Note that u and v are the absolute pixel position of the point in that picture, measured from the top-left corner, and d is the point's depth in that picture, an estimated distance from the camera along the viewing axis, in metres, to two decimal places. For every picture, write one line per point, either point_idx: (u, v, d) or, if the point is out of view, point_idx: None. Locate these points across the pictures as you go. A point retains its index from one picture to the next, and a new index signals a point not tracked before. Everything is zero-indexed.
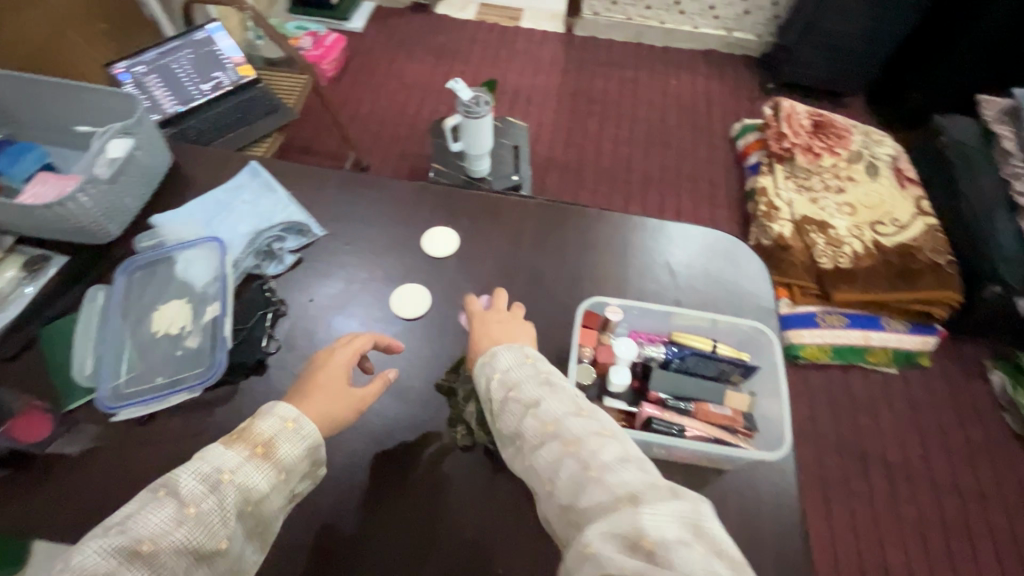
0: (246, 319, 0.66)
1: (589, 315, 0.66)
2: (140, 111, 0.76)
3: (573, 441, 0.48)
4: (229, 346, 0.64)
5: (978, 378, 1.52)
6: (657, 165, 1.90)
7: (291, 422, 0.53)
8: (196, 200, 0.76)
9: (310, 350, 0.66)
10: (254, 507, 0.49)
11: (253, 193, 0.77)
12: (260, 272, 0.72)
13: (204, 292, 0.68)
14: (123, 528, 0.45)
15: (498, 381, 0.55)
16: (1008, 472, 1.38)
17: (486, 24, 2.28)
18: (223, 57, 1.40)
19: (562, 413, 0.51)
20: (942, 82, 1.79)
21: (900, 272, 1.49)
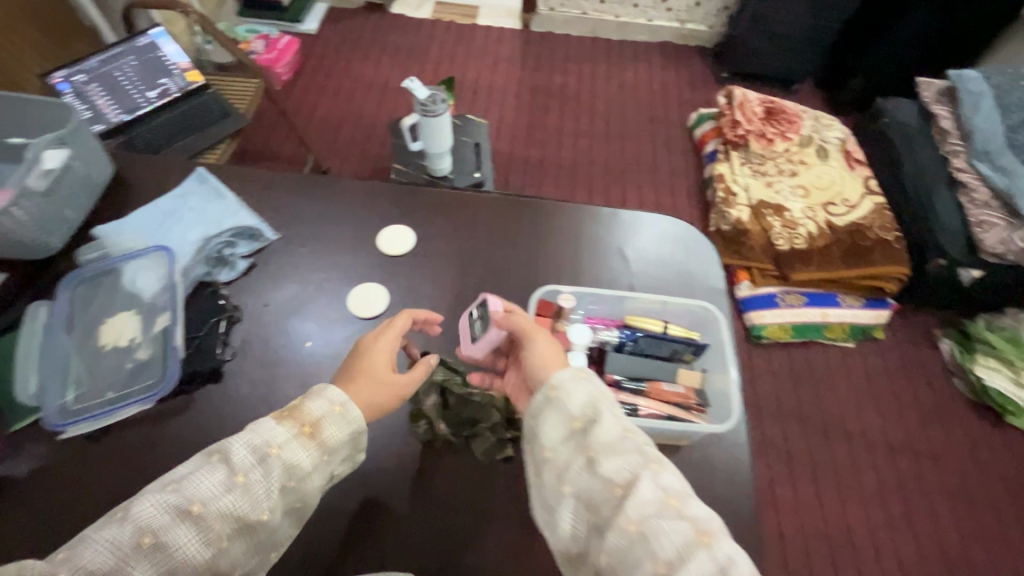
0: (199, 328, 0.66)
1: (543, 304, 0.67)
2: (76, 119, 0.74)
3: (702, 525, 0.46)
4: (180, 356, 0.63)
5: (928, 346, 1.59)
6: (617, 157, 1.93)
7: (339, 405, 0.56)
8: (142, 209, 0.74)
9: (267, 355, 0.66)
10: (296, 484, 0.53)
11: (201, 199, 0.75)
12: (211, 279, 0.70)
13: (152, 303, 0.67)
14: (178, 487, 0.49)
15: (609, 415, 0.53)
16: (958, 434, 1.46)
17: (442, 22, 2.27)
18: (169, 63, 1.36)
19: (681, 491, 0.49)
20: (882, 65, 1.87)
21: (853, 249, 1.55)
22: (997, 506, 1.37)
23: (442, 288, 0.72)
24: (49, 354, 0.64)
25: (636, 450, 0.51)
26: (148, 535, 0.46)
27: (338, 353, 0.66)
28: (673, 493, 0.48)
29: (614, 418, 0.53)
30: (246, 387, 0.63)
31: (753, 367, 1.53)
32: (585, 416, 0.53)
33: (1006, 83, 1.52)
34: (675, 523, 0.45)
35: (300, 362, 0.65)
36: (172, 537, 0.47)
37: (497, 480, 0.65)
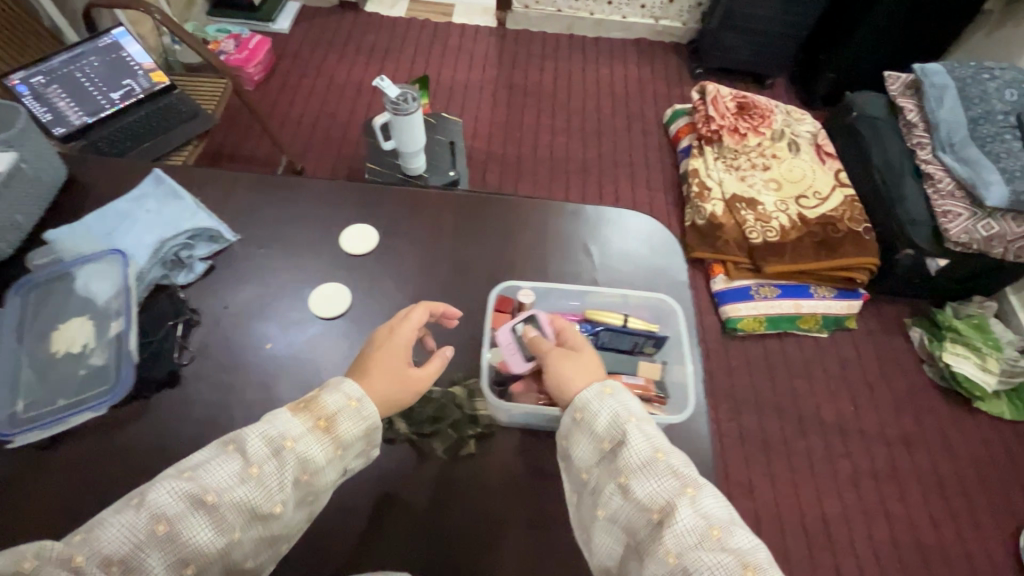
0: (156, 332, 0.65)
1: (501, 300, 0.70)
2: (24, 119, 0.73)
3: (744, 555, 0.46)
4: (134, 361, 0.62)
5: (900, 335, 1.61)
6: (594, 153, 1.93)
7: (355, 400, 0.56)
8: (95, 212, 0.72)
9: (226, 358, 0.65)
10: (308, 477, 0.54)
11: (156, 201, 0.73)
12: (169, 282, 0.69)
13: (106, 308, 0.65)
14: (194, 475, 0.50)
15: (641, 435, 0.53)
16: (929, 419, 1.48)
17: (417, 20, 2.26)
18: (131, 63, 1.33)
19: (722, 515, 0.49)
20: (852, 59, 1.89)
21: (823, 241, 1.57)
22: (968, 490, 1.39)
23: (406, 287, 0.71)
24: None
25: (670, 473, 0.51)
26: (163, 522, 0.47)
27: (299, 354, 0.66)
28: (712, 519, 0.48)
29: (644, 437, 0.54)
30: (205, 390, 0.62)
31: (729, 359, 1.54)
32: (615, 437, 0.54)
33: (969, 76, 1.54)
34: (716, 555, 0.46)
35: (261, 364, 0.65)
36: (187, 525, 0.47)
37: (461, 478, 0.65)
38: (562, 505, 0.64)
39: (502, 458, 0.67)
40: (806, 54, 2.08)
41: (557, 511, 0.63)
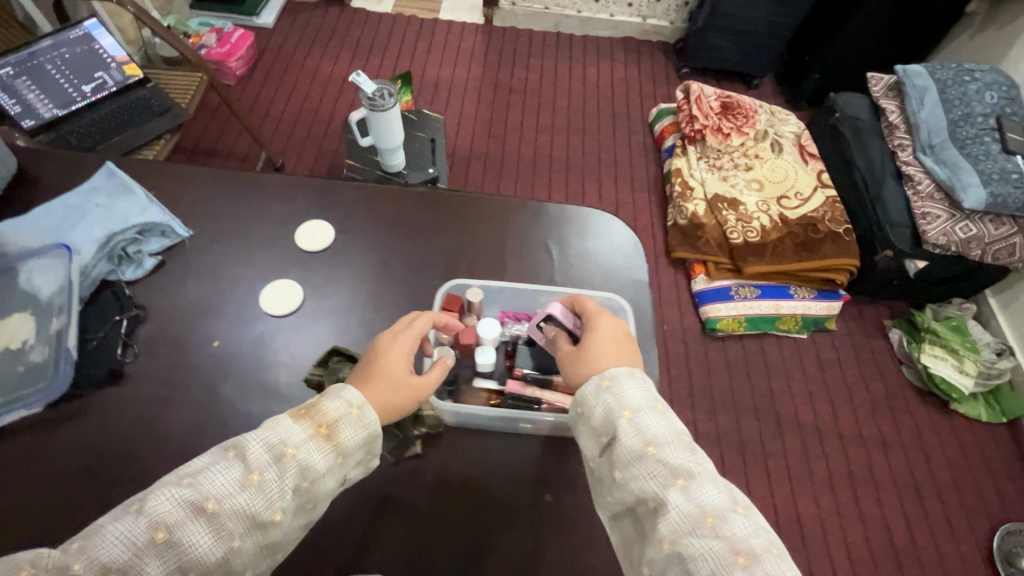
0: (100, 328, 0.64)
1: (450, 299, 0.69)
2: None
3: (739, 543, 0.46)
4: (73, 358, 0.61)
5: (879, 336, 1.61)
6: (578, 152, 1.92)
7: (356, 407, 0.55)
8: (44, 205, 0.71)
9: (170, 355, 0.64)
10: (309, 485, 0.51)
11: (108, 195, 0.73)
12: (115, 277, 0.68)
13: (49, 302, 0.64)
14: (193, 481, 0.47)
15: (635, 428, 0.53)
16: (907, 421, 1.48)
17: (404, 16, 2.24)
18: (103, 54, 1.30)
19: (719, 505, 0.49)
20: (837, 59, 1.88)
21: (804, 242, 1.57)
22: (942, 492, 1.39)
23: (358, 285, 0.70)
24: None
25: (664, 464, 0.51)
26: (161, 530, 0.45)
27: (246, 351, 0.64)
28: (708, 509, 0.48)
29: (635, 429, 0.53)
30: (147, 388, 0.61)
31: (708, 360, 1.54)
32: (611, 429, 0.54)
33: (949, 78, 1.53)
34: (709, 542, 0.46)
35: (206, 362, 0.63)
36: (185, 533, 0.45)
37: (409, 479, 0.64)
38: (510, 506, 0.63)
39: (452, 459, 0.66)
40: (792, 54, 2.07)
41: (505, 512, 0.62)
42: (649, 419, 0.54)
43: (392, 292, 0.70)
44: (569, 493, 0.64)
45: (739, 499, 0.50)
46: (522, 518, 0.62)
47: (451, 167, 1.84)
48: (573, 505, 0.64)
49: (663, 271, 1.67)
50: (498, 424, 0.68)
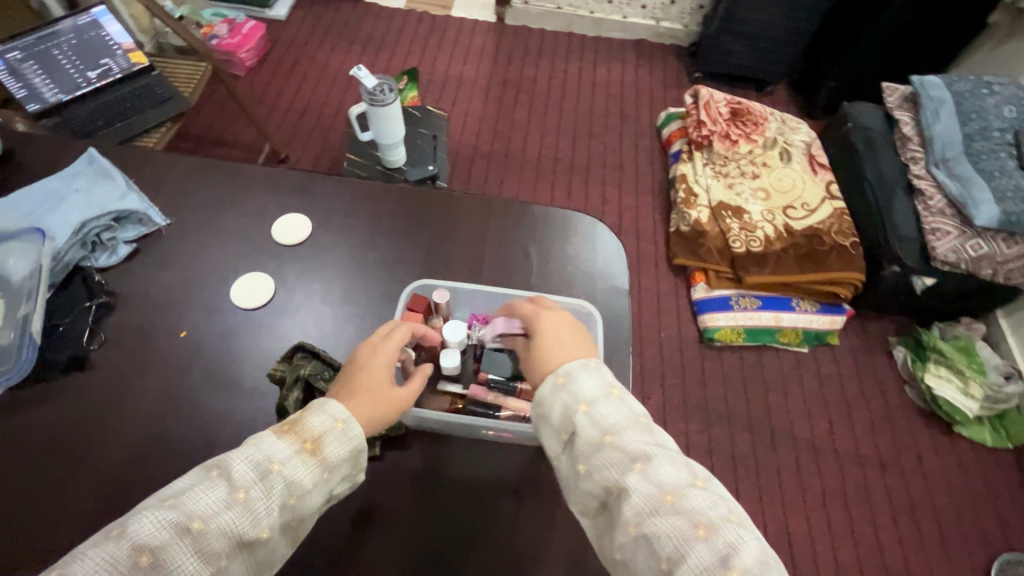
0: (69, 314, 0.70)
1: (415, 299, 0.69)
2: None
3: (698, 516, 0.45)
4: (36, 343, 0.66)
5: (883, 353, 1.57)
6: (584, 153, 1.88)
7: (341, 421, 0.53)
8: (25, 188, 0.76)
9: (136, 343, 0.68)
10: (296, 501, 0.49)
11: (87, 180, 0.78)
12: (88, 263, 0.74)
13: (18, 287, 0.69)
14: (176, 502, 0.45)
15: (593, 420, 0.52)
16: (908, 442, 1.44)
17: (416, 12, 2.22)
18: (109, 41, 1.32)
19: (679, 482, 0.48)
20: (853, 69, 1.83)
21: (808, 254, 1.54)
22: (940, 517, 1.35)
23: (326, 284, 0.75)
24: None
25: (622, 451, 0.50)
26: (145, 553, 0.43)
27: (211, 342, 0.69)
28: (667, 488, 0.47)
29: (593, 423, 0.52)
30: (107, 374, 0.66)
31: (704, 370, 1.50)
32: (570, 426, 0.53)
33: (968, 90, 1.46)
34: (669, 520, 0.45)
35: (174, 352, 0.68)
36: (170, 556, 0.43)
37: (367, 479, 0.64)
38: (470, 512, 0.62)
39: (414, 461, 0.66)
40: (808, 62, 2.02)
41: (467, 519, 0.62)
42: (604, 408, 0.53)
43: (360, 290, 0.74)
44: (528, 501, 0.63)
45: (700, 471, 0.50)
46: (476, 525, 0.62)
47: (454, 164, 1.82)
48: (533, 514, 0.63)
49: (662, 278, 1.63)
50: (459, 429, 0.68)
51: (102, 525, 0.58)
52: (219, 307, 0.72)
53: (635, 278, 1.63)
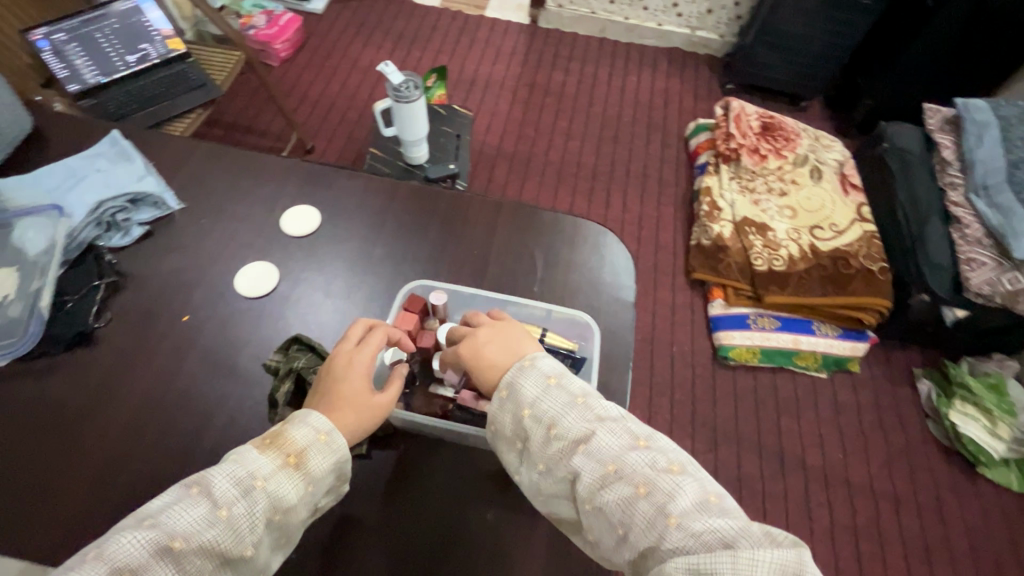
0: (78, 291, 0.73)
1: (412, 300, 0.71)
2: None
3: (637, 476, 0.49)
4: (44, 318, 0.70)
5: (905, 385, 1.50)
6: (608, 160, 1.85)
7: (324, 434, 0.53)
8: (48, 167, 0.83)
9: (140, 323, 0.72)
10: (281, 517, 0.50)
11: (108, 161, 0.84)
12: (102, 242, 0.79)
13: (34, 262, 0.75)
14: (155, 522, 0.45)
15: (536, 419, 0.55)
16: (925, 479, 1.37)
17: (449, 11, 2.23)
18: (149, 28, 1.35)
19: (619, 448, 0.51)
20: (892, 88, 1.76)
21: (832, 277, 1.49)
22: (955, 561, 1.28)
23: (330, 279, 0.77)
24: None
25: (566, 440, 0.53)
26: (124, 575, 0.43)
27: (212, 328, 0.72)
28: (608, 459, 0.51)
29: (536, 420, 0.55)
30: (110, 352, 0.70)
31: (715, 389, 1.46)
32: (522, 433, 0.56)
33: (1015, 116, 1.40)
34: (615, 489, 0.49)
35: (175, 334, 0.72)
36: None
37: (352, 476, 0.64)
38: (451, 515, 0.62)
39: (402, 462, 0.65)
40: (846, 78, 1.96)
41: (447, 522, 0.62)
42: (544, 402, 0.55)
43: (363, 286, 0.77)
44: (512, 511, 0.62)
45: (640, 430, 0.53)
46: (456, 530, 0.61)
47: (476, 164, 1.82)
48: (515, 525, 0.62)
49: (679, 291, 1.60)
50: (446, 434, 0.67)
51: (93, 498, 0.60)
52: (224, 294, 0.75)
53: (651, 289, 1.60)
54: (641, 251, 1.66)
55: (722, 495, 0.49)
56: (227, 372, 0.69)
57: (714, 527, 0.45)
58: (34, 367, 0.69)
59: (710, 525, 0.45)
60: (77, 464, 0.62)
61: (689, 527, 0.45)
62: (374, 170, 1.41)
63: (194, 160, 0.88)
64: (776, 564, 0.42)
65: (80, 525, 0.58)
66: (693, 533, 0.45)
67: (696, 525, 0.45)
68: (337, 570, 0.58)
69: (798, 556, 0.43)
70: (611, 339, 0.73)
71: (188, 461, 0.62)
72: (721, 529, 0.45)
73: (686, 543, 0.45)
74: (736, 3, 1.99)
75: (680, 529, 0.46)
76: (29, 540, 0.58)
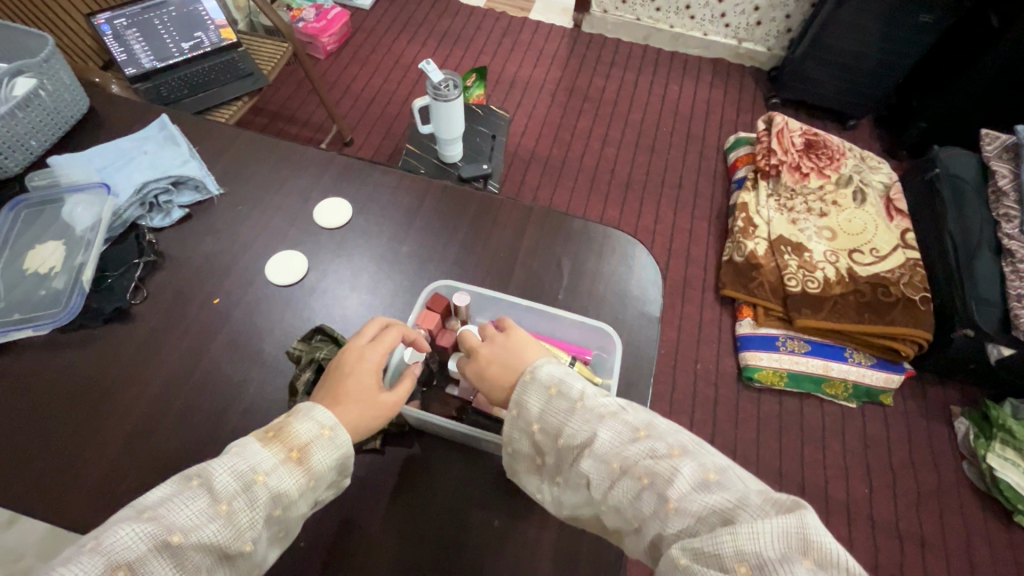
0: (118, 268, 0.76)
1: (434, 300, 0.71)
2: (47, 54, 0.86)
3: (640, 468, 0.48)
4: (85, 292, 0.73)
5: (941, 423, 1.43)
6: (643, 168, 1.82)
7: (328, 429, 0.53)
8: (100, 147, 0.86)
9: (173, 304, 0.75)
10: (282, 512, 0.50)
11: (156, 144, 0.88)
12: (145, 221, 0.82)
13: (81, 237, 0.79)
14: (155, 514, 0.46)
15: (546, 433, 0.55)
16: (957, 523, 1.30)
17: (494, 12, 2.24)
18: (205, 17, 1.40)
19: (620, 443, 0.51)
20: (948, 111, 1.69)
21: (870, 303, 1.43)
22: None
23: (357, 273, 0.78)
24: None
25: (572, 448, 0.53)
26: (122, 567, 0.43)
27: (240, 313, 0.74)
28: (611, 457, 0.50)
29: (545, 433, 0.55)
30: (142, 330, 0.73)
31: (738, 410, 1.42)
32: (538, 449, 0.56)
33: None
34: (622, 486, 0.49)
35: (205, 316, 0.74)
36: (148, 570, 0.44)
37: (364, 469, 0.64)
38: (457, 516, 0.62)
39: (413, 459, 0.66)
40: (900, 99, 1.88)
41: (453, 523, 0.62)
42: (551, 413, 0.54)
43: (389, 282, 0.78)
44: (519, 520, 0.62)
45: (638, 420, 0.52)
46: (462, 532, 0.61)
47: (509, 165, 1.82)
48: (520, 534, 0.61)
49: (707, 307, 1.56)
50: (460, 437, 0.66)
51: (114, 470, 0.62)
52: (254, 281, 0.77)
53: (678, 303, 1.57)
54: (671, 263, 1.63)
55: (724, 468, 0.47)
56: (251, 357, 0.70)
57: (711, 505, 0.44)
58: (72, 338, 0.72)
59: (710, 503, 0.45)
60: (102, 437, 0.64)
61: (689, 509, 0.45)
62: (409, 166, 1.42)
63: (235, 148, 0.90)
64: (775, 533, 0.40)
65: (101, 494, 0.61)
66: (695, 515, 0.45)
67: (694, 505, 0.45)
68: (341, 560, 0.59)
69: (799, 520, 0.41)
70: (634, 353, 0.72)
71: (208, 441, 0.64)
72: (719, 505, 0.44)
73: (689, 526, 0.44)
74: (787, 15, 1.93)
75: (681, 513, 0.45)
76: (51, 505, 0.60)
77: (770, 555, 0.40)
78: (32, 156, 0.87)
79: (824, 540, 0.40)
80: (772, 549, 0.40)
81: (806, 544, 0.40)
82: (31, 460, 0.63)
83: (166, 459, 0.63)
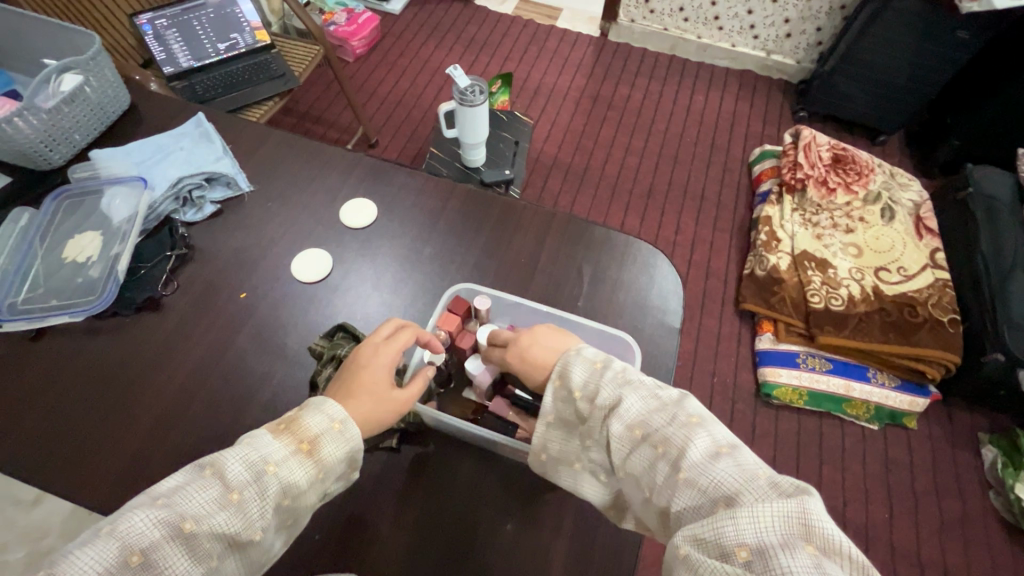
0: (152, 260, 0.79)
1: (456, 302, 0.71)
2: (95, 50, 0.89)
3: (657, 436, 0.49)
4: (119, 282, 0.76)
5: (967, 449, 1.39)
6: (665, 177, 1.82)
7: (338, 422, 0.54)
8: (138, 142, 0.90)
9: (200, 296, 0.77)
10: (290, 502, 0.51)
11: (191, 140, 0.90)
12: (179, 216, 0.85)
13: (117, 229, 0.82)
14: (169, 501, 0.47)
15: (587, 402, 0.55)
16: (983, 555, 1.25)
17: (521, 19, 2.26)
18: (241, 19, 1.43)
19: (647, 412, 0.51)
20: (988, 128, 1.63)
21: (895, 323, 1.40)
22: None
23: (380, 273, 0.79)
24: (20, 254, 0.80)
25: (600, 410, 0.53)
26: (136, 553, 0.45)
27: (264, 307, 0.76)
28: (636, 423, 0.51)
29: (587, 404, 0.55)
30: (168, 322, 0.75)
31: (755, 427, 1.39)
32: (579, 418, 0.56)
33: None
34: (640, 453, 0.50)
35: (231, 309, 0.76)
36: (161, 556, 0.45)
37: (378, 467, 0.65)
38: (469, 521, 0.62)
39: (428, 460, 0.66)
40: (933, 115, 1.84)
41: (464, 526, 0.62)
42: (599, 381, 0.54)
43: (410, 283, 0.79)
44: (532, 525, 0.62)
45: (669, 394, 0.52)
46: (474, 534, 0.61)
47: (531, 171, 1.83)
48: (533, 540, 0.61)
49: (725, 319, 1.54)
50: (476, 440, 0.67)
51: (136, 456, 0.64)
52: (280, 277, 0.79)
53: (696, 314, 1.55)
54: (690, 274, 1.62)
55: (736, 445, 0.47)
56: (274, 351, 0.72)
57: (720, 481, 0.44)
58: (106, 325, 0.75)
59: (718, 477, 0.44)
60: (126, 423, 0.66)
61: (697, 481, 0.45)
62: (432, 169, 1.44)
63: (266, 147, 0.93)
64: (776, 517, 0.40)
65: (121, 478, 0.62)
66: (701, 490, 0.45)
67: (703, 478, 0.45)
68: (352, 557, 0.60)
69: (800, 505, 0.40)
70: (651, 363, 0.71)
71: (229, 432, 0.65)
72: (726, 482, 0.44)
73: (695, 498, 0.44)
74: (818, 28, 1.91)
75: (689, 484, 0.45)
76: (73, 489, 0.62)
77: (771, 540, 0.40)
78: (74, 149, 0.91)
79: (825, 526, 0.40)
80: (773, 534, 0.40)
81: (806, 529, 0.40)
82: (59, 442, 0.65)
83: (183, 448, 0.64)
